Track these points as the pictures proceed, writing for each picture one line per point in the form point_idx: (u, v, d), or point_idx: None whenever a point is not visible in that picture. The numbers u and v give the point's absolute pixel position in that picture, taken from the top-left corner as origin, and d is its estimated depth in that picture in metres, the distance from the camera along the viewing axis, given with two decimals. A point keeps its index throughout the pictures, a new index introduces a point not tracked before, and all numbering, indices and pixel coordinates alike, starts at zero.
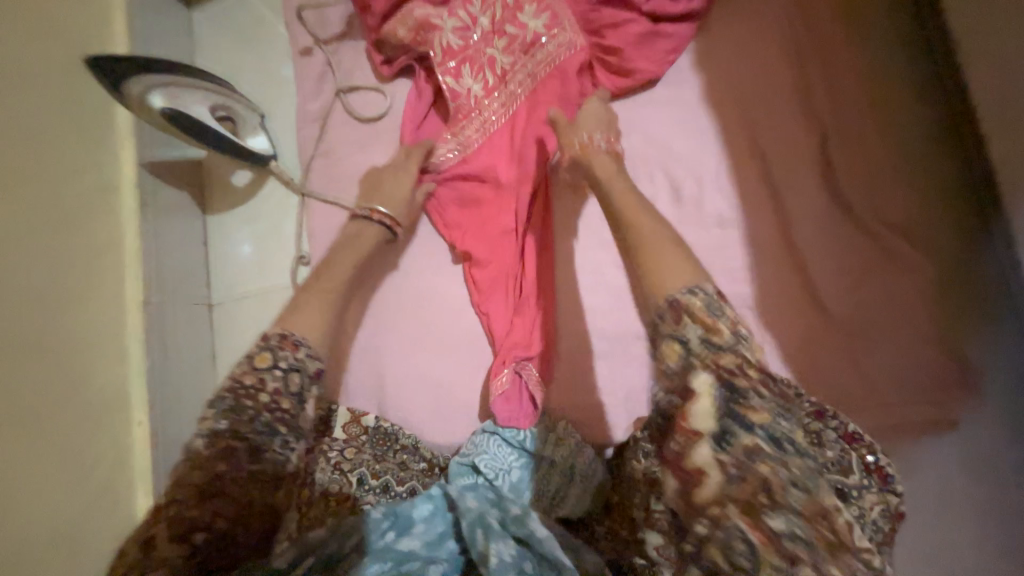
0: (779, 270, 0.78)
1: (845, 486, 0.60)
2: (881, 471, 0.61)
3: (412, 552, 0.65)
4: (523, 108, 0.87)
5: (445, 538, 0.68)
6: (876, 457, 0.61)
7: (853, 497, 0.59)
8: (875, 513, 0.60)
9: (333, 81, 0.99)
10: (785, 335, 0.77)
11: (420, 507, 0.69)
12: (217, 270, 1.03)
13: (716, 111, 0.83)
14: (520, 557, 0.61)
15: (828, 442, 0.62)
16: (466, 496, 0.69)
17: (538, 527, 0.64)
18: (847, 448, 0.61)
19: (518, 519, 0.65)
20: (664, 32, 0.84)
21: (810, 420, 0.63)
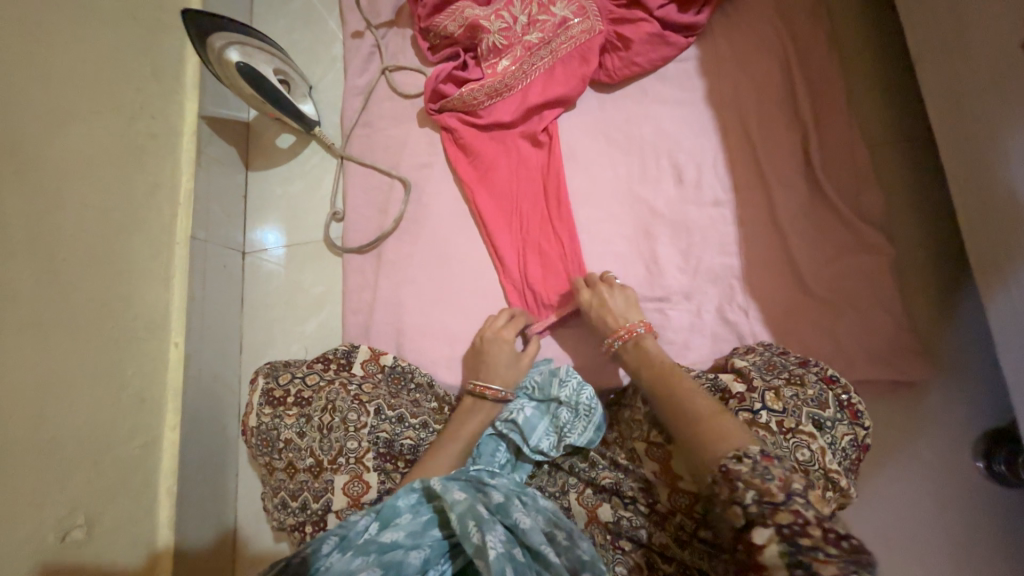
0: (762, 245, 0.89)
1: (821, 417, 0.67)
2: (852, 407, 0.68)
3: (397, 542, 0.66)
4: (541, 79, 0.98)
5: (431, 526, 0.69)
6: (847, 395, 0.69)
7: (827, 426, 0.67)
8: (846, 444, 0.67)
9: (378, 61, 1.10)
10: (767, 303, 0.87)
11: (404, 497, 0.69)
12: (254, 221, 1.12)
13: (714, 109, 0.96)
14: (509, 544, 0.63)
15: (809, 382, 0.70)
16: (453, 488, 0.68)
17: (521, 519, 0.65)
18: (826, 386, 0.70)
19: (502, 510, 0.67)
20: (669, 39, 0.96)
21: (796, 366, 0.74)
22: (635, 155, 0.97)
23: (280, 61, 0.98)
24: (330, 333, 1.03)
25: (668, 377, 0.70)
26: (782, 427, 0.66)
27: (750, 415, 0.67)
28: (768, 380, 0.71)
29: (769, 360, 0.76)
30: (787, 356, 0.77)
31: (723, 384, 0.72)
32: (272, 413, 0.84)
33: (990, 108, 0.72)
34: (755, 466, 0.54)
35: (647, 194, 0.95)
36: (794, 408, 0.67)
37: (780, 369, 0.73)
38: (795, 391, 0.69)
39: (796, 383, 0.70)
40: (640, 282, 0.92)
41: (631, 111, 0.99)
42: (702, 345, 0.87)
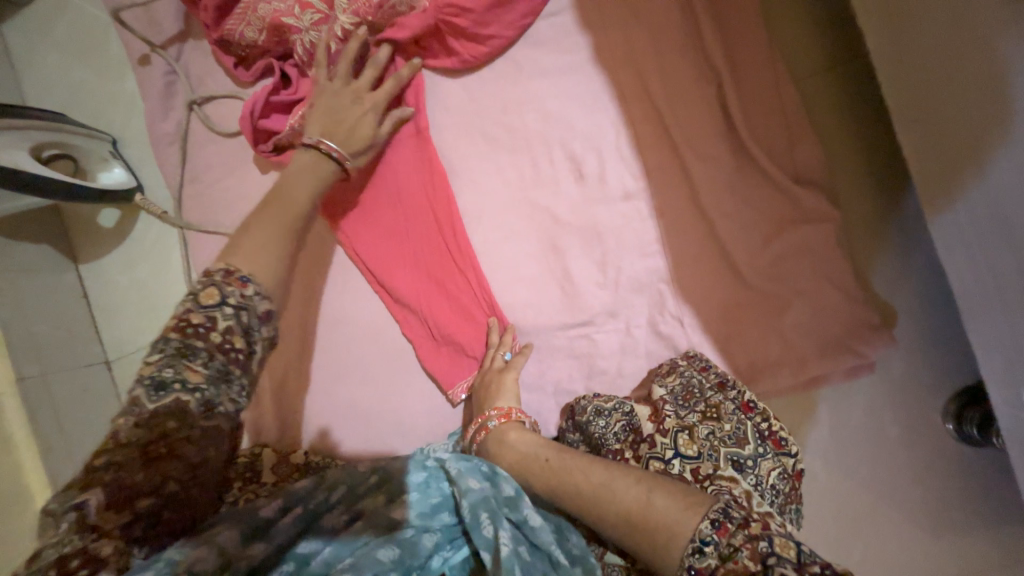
0: (689, 236, 0.74)
1: (739, 457, 0.57)
2: (774, 437, 0.60)
3: (407, 521, 0.57)
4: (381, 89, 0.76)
5: (440, 510, 0.59)
6: (767, 424, 0.61)
7: (748, 467, 0.57)
8: (774, 480, 0.58)
9: (182, 91, 0.85)
10: (702, 304, 0.74)
11: (414, 474, 0.60)
12: (106, 321, 0.94)
13: (607, 73, 0.76)
14: (515, 542, 0.54)
15: (725, 415, 0.61)
16: (466, 474, 0.59)
17: (531, 515, 0.56)
18: (744, 416, 0.61)
19: (512, 504, 0.57)
20: None
21: (713, 391, 0.64)
22: (524, 153, 0.78)
23: (52, 143, 0.77)
24: None
25: (564, 461, 0.59)
26: (697, 476, 0.56)
27: (661, 465, 0.57)
28: (682, 416, 0.61)
29: (688, 385, 0.65)
30: (706, 375, 0.67)
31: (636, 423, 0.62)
32: None
33: (945, 24, 0.55)
34: (722, 557, 0.45)
35: (545, 199, 0.78)
36: (710, 450, 0.57)
37: (696, 399, 0.63)
38: (711, 427, 0.59)
39: (712, 417, 0.61)
40: (557, 308, 0.78)
41: (507, 95, 0.78)
42: (637, 368, 0.76)
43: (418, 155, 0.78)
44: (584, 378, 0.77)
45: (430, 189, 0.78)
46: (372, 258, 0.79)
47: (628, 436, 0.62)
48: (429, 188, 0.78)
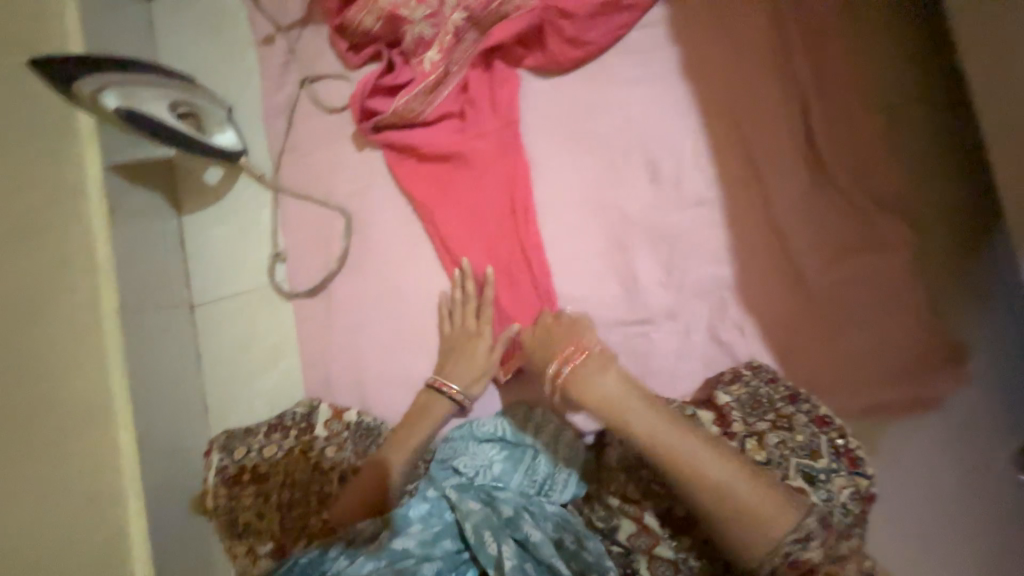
0: (759, 246, 0.75)
1: (814, 470, 0.60)
2: (850, 455, 0.61)
3: (409, 550, 0.65)
4: (477, 81, 0.83)
5: (442, 537, 0.67)
6: (843, 440, 0.61)
7: (823, 480, 0.59)
8: (846, 498, 0.59)
9: (296, 70, 0.94)
10: (766, 316, 0.74)
11: (416, 506, 0.69)
12: (195, 268, 1.03)
13: (691, 84, 0.79)
14: (520, 559, 0.62)
15: (796, 426, 0.62)
16: (466, 498, 0.68)
17: (532, 532, 0.64)
18: (818, 430, 0.62)
19: (513, 524, 0.65)
20: (624, 3, 0.77)
21: (782, 403, 0.65)
22: (602, 155, 0.82)
23: (187, 95, 0.87)
24: (291, 386, 0.95)
25: (668, 438, 0.59)
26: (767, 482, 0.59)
27: None
28: (751, 424, 0.63)
29: (755, 394, 0.65)
30: (775, 386, 0.66)
31: (703, 423, 0.64)
32: (229, 492, 0.76)
33: None
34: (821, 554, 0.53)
35: (617, 197, 0.81)
36: (780, 456, 0.60)
37: (765, 408, 0.64)
38: (784, 437, 0.62)
39: (784, 426, 0.62)
40: (617, 303, 0.80)
41: (592, 99, 0.82)
42: (692, 372, 0.76)
43: (501, 146, 0.84)
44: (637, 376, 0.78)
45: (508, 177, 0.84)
46: (448, 235, 0.86)
47: None
48: (507, 176, 0.84)
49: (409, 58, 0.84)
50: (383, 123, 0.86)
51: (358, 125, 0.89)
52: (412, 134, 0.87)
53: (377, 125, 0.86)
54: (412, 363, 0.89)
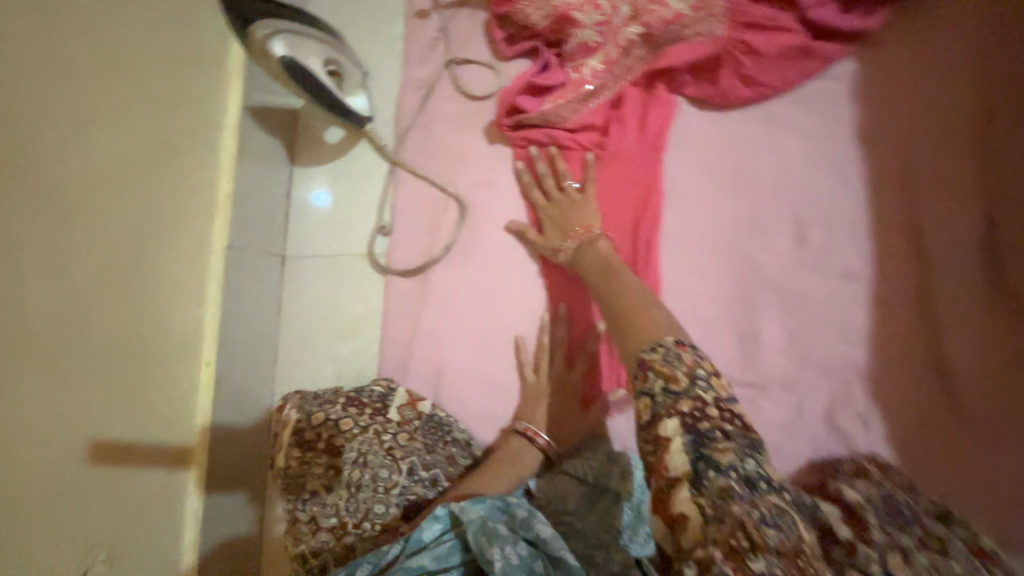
0: (904, 337, 0.69)
1: None
2: None
3: (423, 568, 0.60)
4: (632, 98, 0.80)
5: (454, 552, 0.61)
6: None
7: None
8: None
9: (444, 49, 0.93)
10: (897, 413, 0.68)
11: (430, 527, 0.63)
12: (295, 221, 1.03)
13: (863, 150, 0.73)
14: (529, 557, 0.58)
15: (952, 552, 0.51)
16: (470, 506, 0.62)
17: (543, 529, 0.60)
18: (977, 562, 0.51)
19: (523, 526, 0.61)
20: (817, 51, 0.72)
21: (929, 520, 0.55)
22: (747, 200, 0.77)
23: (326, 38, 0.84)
24: (368, 359, 0.95)
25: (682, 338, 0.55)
26: None
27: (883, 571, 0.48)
28: (891, 533, 0.53)
29: (890, 503, 0.57)
30: (913, 499, 0.59)
31: (682, 394, 0.49)
32: (302, 456, 0.75)
33: None
34: None
35: (754, 250, 0.76)
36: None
37: (907, 521, 0.55)
38: (930, 558, 0.50)
39: (930, 548, 0.52)
40: (729, 359, 0.75)
41: (750, 141, 0.77)
42: (800, 452, 0.71)
43: (640, 169, 0.80)
44: None
45: (641, 204, 0.79)
46: None
47: None
48: (642, 201, 0.79)
49: (567, 62, 0.82)
50: (523, 120, 0.84)
51: (497, 117, 0.87)
52: (549, 137, 0.83)
53: (515, 121, 0.84)
54: (493, 367, 0.86)
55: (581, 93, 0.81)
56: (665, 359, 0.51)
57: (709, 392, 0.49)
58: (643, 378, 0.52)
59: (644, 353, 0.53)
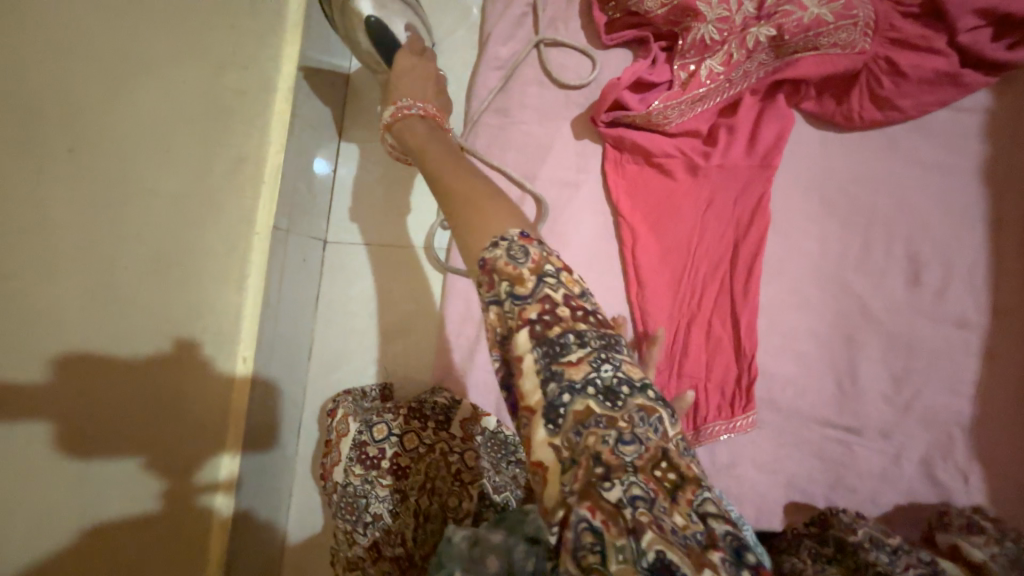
0: (1013, 393, 0.66)
1: None
2: None
3: None
4: (747, 108, 0.73)
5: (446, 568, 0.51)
6: None
7: None
8: None
9: (532, 27, 0.83)
10: (998, 470, 0.66)
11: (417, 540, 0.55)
12: (341, 202, 0.92)
13: (989, 191, 0.69)
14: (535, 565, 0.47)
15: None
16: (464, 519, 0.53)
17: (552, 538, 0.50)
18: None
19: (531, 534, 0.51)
20: (962, 78, 0.66)
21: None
22: (860, 233, 0.72)
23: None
24: (419, 363, 0.87)
25: (466, 204, 0.46)
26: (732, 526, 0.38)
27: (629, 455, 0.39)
28: None
29: (1015, 558, 0.56)
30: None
31: (529, 299, 0.41)
32: (363, 474, 0.69)
33: None
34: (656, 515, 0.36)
35: (862, 287, 0.71)
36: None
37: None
38: None
39: None
40: (825, 400, 0.71)
41: (867, 169, 0.72)
42: (893, 503, 0.68)
43: (748, 187, 0.73)
44: (826, 485, 0.70)
45: (745, 225, 0.73)
46: (652, 266, 0.75)
47: None
48: (746, 223, 0.73)
49: (679, 58, 0.74)
50: (622, 119, 0.76)
51: (590, 112, 0.78)
52: (648, 141, 0.76)
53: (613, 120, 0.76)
54: None
55: (691, 96, 0.73)
56: (509, 256, 0.41)
57: (562, 287, 0.41)
58: (515, 343, 0.41)
59: (485, 253, 0.42)
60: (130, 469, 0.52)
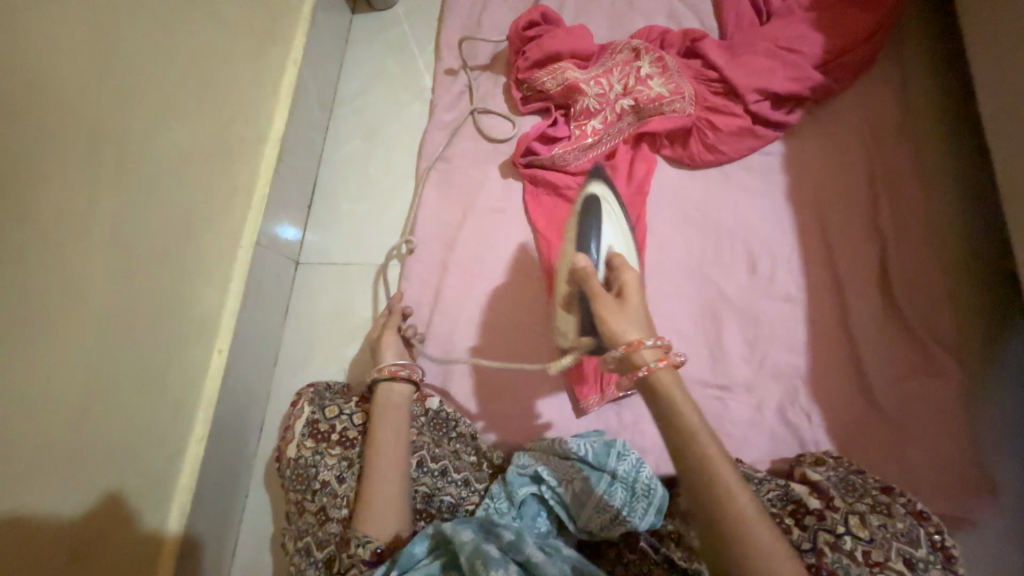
0: (829, 348, 0.88)
1: (913, 557, 0.61)
2: (946, 551, 0.62)
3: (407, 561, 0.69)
4: (623, 153, 1.01)
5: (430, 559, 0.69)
6: (941, 536, 0.63)
7: (919, 570, 0.60)
8: None
9: (468, 100, 1.12)
10: (831, 409, 0.85)
11: (420, 543, 0.69)
12: (312, 231, 1.11)
13: (792, 205, 0.96)
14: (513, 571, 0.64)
15: (896, 513, 0.65)
16: (462, 529, 0.69)
17: (534, 553, 0.67)
18: (917, 522, 0.64)
19: (514, 547, 0.67)
20: (758, 132, 0.97)
21: (877, 491, 0.69)
22: (712, 238, 0.97)
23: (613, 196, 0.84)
24: (373, 363, 1.00)
25: (745, 500, 0.55)
26: (869, 559, 0.60)
27: (830, 536, 0.62)
28: (849, 502, 0.66)
29: (846, 479, 0.71)
30: (863, 477, 0.72)
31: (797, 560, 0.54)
32: (314, 447, 0.81)
33: None
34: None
35: (718, 277, 0.94)
36: (883, 539, 0.62)
37: (861, 492, 0.68)
38: (884, 521, 0.64)
39: (882, 512, 0.65)
40: (701, 365, 0.90)
41: (709, 193, 0.99)
42: (760, 443, 0.84)
43: (627, 209, 0.99)
44: None
45: (626, 238, 0.97)
46: None
47: (784, 506, 0.68)
48: (625, 236, 0.97)
49: (573, 120, 1.02)
50: (535, 162, 1.02)
51: (512, 157, 1.04)
52: (554, 176, 1.01)
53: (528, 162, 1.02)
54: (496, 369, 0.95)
55: (582, 143, 1.00)
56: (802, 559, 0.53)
57: None
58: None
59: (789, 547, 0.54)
60: (110, 401, 0.68)
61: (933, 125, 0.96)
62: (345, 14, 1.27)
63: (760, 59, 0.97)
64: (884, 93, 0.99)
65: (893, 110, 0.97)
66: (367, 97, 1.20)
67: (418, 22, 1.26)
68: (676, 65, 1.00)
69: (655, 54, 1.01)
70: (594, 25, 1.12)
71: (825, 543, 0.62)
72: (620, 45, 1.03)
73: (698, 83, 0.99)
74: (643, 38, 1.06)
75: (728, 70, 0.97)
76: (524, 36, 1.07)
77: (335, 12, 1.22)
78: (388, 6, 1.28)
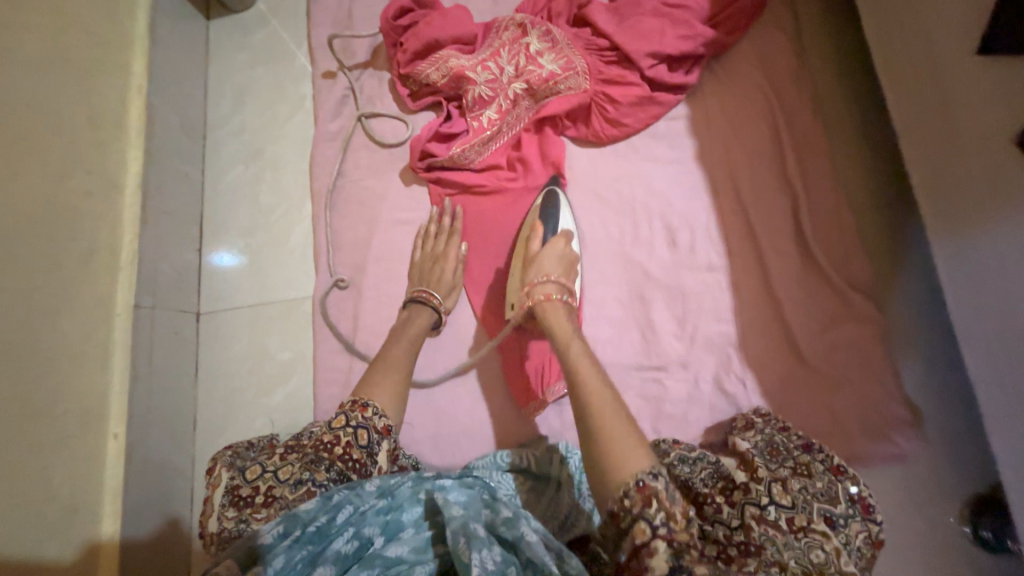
0: (756, 308, 0.88)
1: (833, 514, 0.61)
2: (864, 501, 0.63)
3: (401, 557, 0.62)
4: (526, 139, 0.95)
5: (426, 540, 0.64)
6: (858, 488, 0.64)
7: (840, 525, 0.61)
8: (859, 542, 0.61)
9: (353, 105, 1.02)
10: (762, 371, 0.85)
11: (410, 511, 0.65)
12: (210, 275, 1.00)
13: (704, 169, 0.93)
14: (503, 563, 0.57)
15: (816, 473, 0.65)
16: (453, 504, 0.63)
17: (527, 532, 0.59)
18: (834, 478, 0.65)
19: (508, 522, 0.61)
20: (658, 98, 0.93)
21: (798, 451, 0.69)
22: (628, 216, 0.93)
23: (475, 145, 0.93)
24: (300, 407, 0.93)
25: (621, 440, 0.60)
26: (792, 525, 0.60)
27: (757, 510, 0.60)
28: (774, 470, 0.65)
29: (770, 442, 0.71)
30: (788, 435, 0.72)
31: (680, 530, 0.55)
32: (236, 517, 0.65)
33: (960, 182, 0.71)
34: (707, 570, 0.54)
35: (639, 255, 0.92)
36: (805, 502, 0.61)
37: (783, 456, 0.68)
38: (804, 483, 0.64)
39: (803, 474, 0.65)
40: (636, 349, 0.88)
41: (620, 168, 0.95)
42: (701, 417, 0.84)
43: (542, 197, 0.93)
44: (651, 418, 0.85)
45: None
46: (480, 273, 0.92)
47: (716, 483, 0.65)
48: None
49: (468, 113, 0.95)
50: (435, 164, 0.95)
51: (410, 161, 0.97)
52: (460, 176, 0.95)
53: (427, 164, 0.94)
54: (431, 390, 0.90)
55: (481, 136, 0.93)
56: (666, 492, 0.56)
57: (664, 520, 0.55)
58: (645, 506, 0.55)
59: (645, 480, 0.56)
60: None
61: (824, 65, 0.95)
62: (198, 22, 1.12)
63: (648, 20, 0.92)
64: (777, 37, 0.96)
65: (789, 53, 0.95)
66: (244, 115, 1.08)
67: (286, 21, 1.13)
68: (565, 37, 0.94)
69: (543, 27, 0.94)
70: (475, 2, 1.04)
71: (752, 518, 0.60)
72: (505, 23, 0.95)
73: (590, 54, 0.93)
74: (529, 10, 0.98)
75: (617, 36, 0.91)
76: (399, 26, 0.97)
77: (184, 20, 1.07)
78: (247, 5, 1.14)
